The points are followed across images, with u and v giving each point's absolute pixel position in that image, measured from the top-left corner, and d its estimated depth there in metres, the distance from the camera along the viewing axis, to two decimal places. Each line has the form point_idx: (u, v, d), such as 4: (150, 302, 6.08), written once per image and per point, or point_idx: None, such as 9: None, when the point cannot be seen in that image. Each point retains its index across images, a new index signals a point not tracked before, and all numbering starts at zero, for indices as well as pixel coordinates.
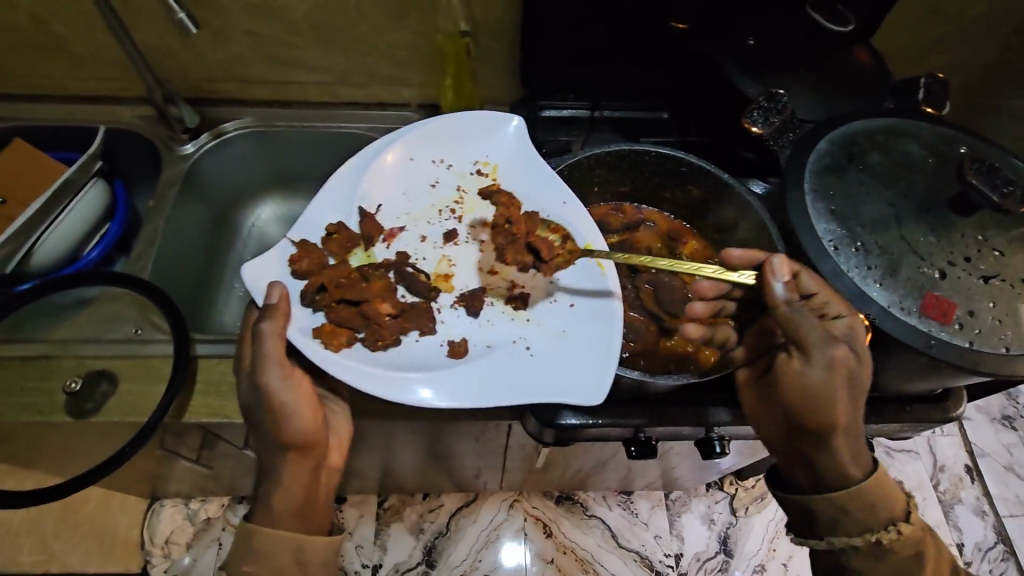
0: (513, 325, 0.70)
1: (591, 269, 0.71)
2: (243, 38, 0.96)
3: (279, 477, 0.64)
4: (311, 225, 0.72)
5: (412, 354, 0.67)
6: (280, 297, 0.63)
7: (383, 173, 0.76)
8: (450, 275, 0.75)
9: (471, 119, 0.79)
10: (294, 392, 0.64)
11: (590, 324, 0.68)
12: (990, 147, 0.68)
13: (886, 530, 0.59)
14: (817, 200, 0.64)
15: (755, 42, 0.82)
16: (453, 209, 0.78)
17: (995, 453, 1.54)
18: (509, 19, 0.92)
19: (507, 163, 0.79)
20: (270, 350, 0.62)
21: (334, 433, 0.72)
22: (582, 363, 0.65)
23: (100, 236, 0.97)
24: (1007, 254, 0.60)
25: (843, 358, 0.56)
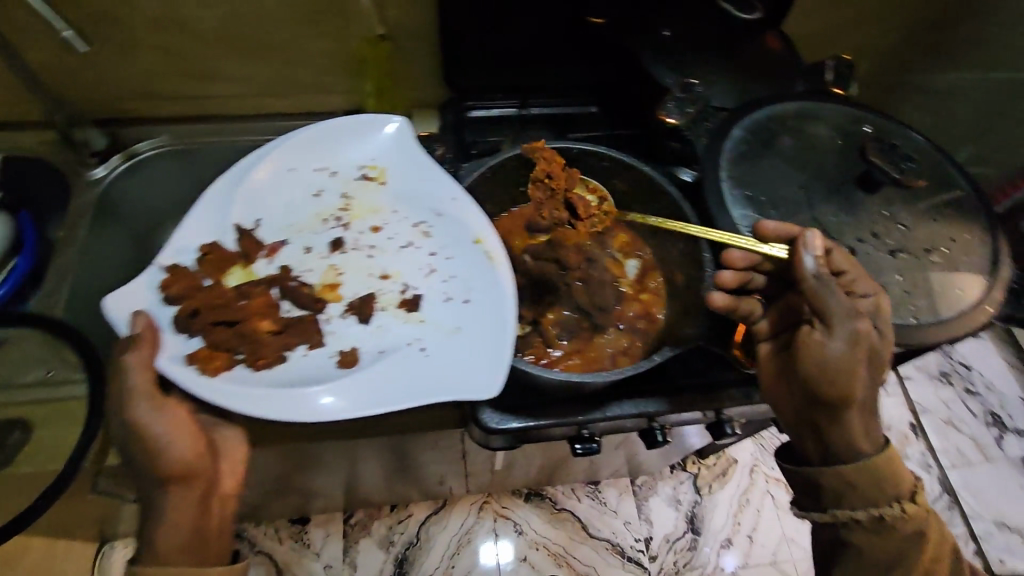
0: (407, 328, 0.68)
1: (482, 264, 0.70)
2: (148, 52, 0.90)
3: (164, 510, 0.63)
4: (183, 248, 0.69)
5: (298, 370, 0.65)
6: (144, 326, 0.61)
7: (262, 187, 0.74)
8: (337, 284, 0.72)
9: (350, 123, 0.78)
10: (168, 423, 0.62)
11: (485, 319, 0.66)
12: (894, 123, 0.70)
13: (889, 506, 0.58)
14: (734, 187, 0.65)
15: (670, 33, 0.83)
16: (339, 216, 0.76)
17: (934, 410, 1.63)
18: (427, 21, 0.90)
19: (395, 165, 0.78)
20: (138, 383, 0.60)
21: (227, 458, 0.69)
22: (475, 361, 0.64)
23: (5, 271, 0.86)
24: (912, 227, 0.63)
25: (866, 333, 0.55)
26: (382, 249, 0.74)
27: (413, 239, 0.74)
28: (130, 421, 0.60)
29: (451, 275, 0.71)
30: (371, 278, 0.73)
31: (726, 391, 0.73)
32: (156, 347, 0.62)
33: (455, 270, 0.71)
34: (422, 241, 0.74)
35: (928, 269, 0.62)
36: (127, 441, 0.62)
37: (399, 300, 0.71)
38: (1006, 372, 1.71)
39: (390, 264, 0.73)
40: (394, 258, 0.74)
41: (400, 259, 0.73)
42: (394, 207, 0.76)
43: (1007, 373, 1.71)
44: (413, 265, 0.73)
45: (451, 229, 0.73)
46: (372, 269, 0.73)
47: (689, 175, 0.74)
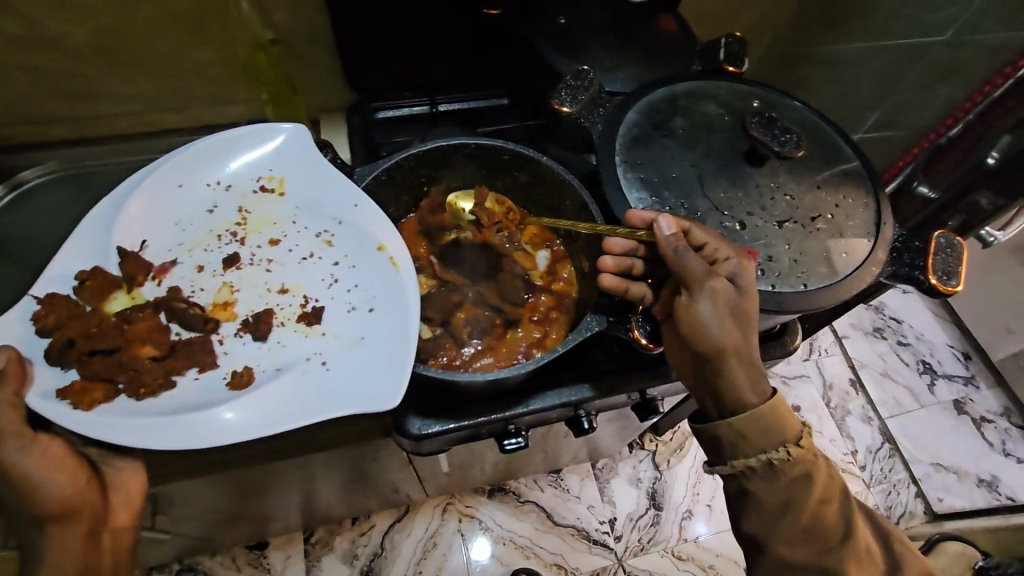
0: (308, 342, 0.66)
1: (386, 268, 0.69)
2: (19, 74, 0.83)
3: (42, 552, 0.60)
4: (58, 276, 0.66)
5: (187, 396, 0.62)
6: (7, 362, 0.58)
7: (148, 206, 0.70)
8: (231, 303, 0.70)
9: (247, 134, 0.75)
10: (40, 460, 0.59)
11: (388, 327, 0.65)
12: (777, 94, 0.73)
13: (776, 451, 0.60)
14: (628, 170, 0.66)
15: (565, 20, 0.83)
16: (234, 231, 0.73)
17: (871, 363, 1.70)
18: (320, 22, 0.87)
19: (294, 174, 0.75)
20: (4, 421, 0.57)
21: (121, 492, 0.65)
22: (374, 371, 0.63)
23: None
24: (798, 197, 0.65)
25: (724, 291, 0.58)
26: (279, 262, 0.72)
27: (315, 250, 0.72)
28: None
29: (355, 284, 0.69)
30: (267, 293, 0.70)
31: (645, 372, 0.75)
32: (25, 383, 0.59)
33: (359, 279, 0.70)
34: (324, 251, 0.72)
35: (814, 236, 0.64)
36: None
37: (299, 315, 0.69)
38: (933, 321, 1.81)
39: (289, 278, 0.71)
40: (294, 271, 0.71)
41: (301, 271, 0.71)
42: (294, 218, 0.74)
43: (934, 323, 1.80)
44: (314, 276, 0.71)
45: (353, 236, 0.71)
46: (270, 284, 0.71)
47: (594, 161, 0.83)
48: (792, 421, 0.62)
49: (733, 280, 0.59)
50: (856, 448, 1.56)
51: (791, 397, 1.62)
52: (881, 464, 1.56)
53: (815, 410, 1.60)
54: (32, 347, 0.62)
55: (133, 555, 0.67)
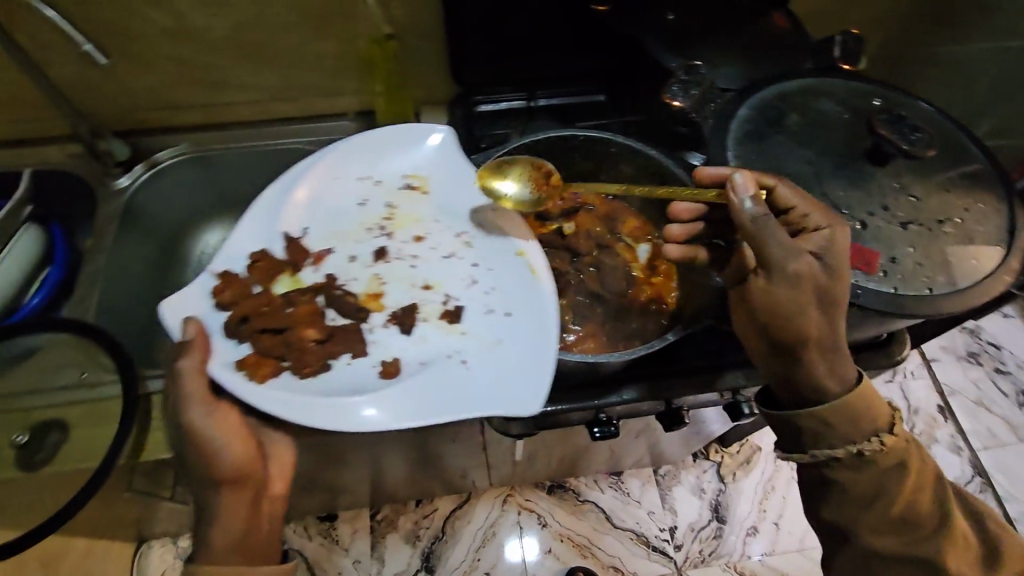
0: (449, 339, 0.70)
1: (525, 274, 0.72)
2: (166, 63, 0.93)
3: (216, 511, 0.64)
4: (234, 256, 0.73)
5: (344, 378, 0.67)
6: (195, 332, 0.64)
7: (309, 198, 0.77)
8: (380, 294, 0.75)
9: (400, 132, 0.81)
10: (221, 424, 0.64)
11: (526, 333, 0.68)
12: (901, 94, 0.70)
13: (867, 441, 0.60)
14: (740, 166, 0.66)
15: (674, 17, 0.83)
16: (385, 225, 0.78)
17: (964, 390, 1.59)
18: (432, 18, 0.91)
19: (438, 175, 0.80)
20: (191, 388, 0.63)
21: (275, 463, 0.71)
22: (517, 370, 0.66)
23: (39, 282, 0.94)
24: (923, 199, 0.63)
25: (809, 271, 0.56)
26: (424, 259, 0.76)
27: (456, 250, 0.76)
28: (184, 423, 0.62)
29: (492, 287, 0.73)
30: (413, 288, 0.75)
31: (741, 371, 0.74)
32: (207, 353, 0.65)
33: (496, 281, 0.73)
34: (464, 251, 0.76)
35: (941, 240, 0.62)
36: (181, 440, 0.64)
37: (441, 311, 0.73)
38: None
39: (432, 275, 0.75)
40: (437, 267, 0.76)
41: (443, 269, 0.75)
42: (437, 217, 0.79)
43: None
44: (455, 275, 0.75)
45: (493, 240, 0.75)
46: (415, 278, 0.75)
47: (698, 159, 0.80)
48: (882, 408, 0.61)
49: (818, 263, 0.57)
50: None
51: None
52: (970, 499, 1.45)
53: None
54: (210, 319, 0.68)
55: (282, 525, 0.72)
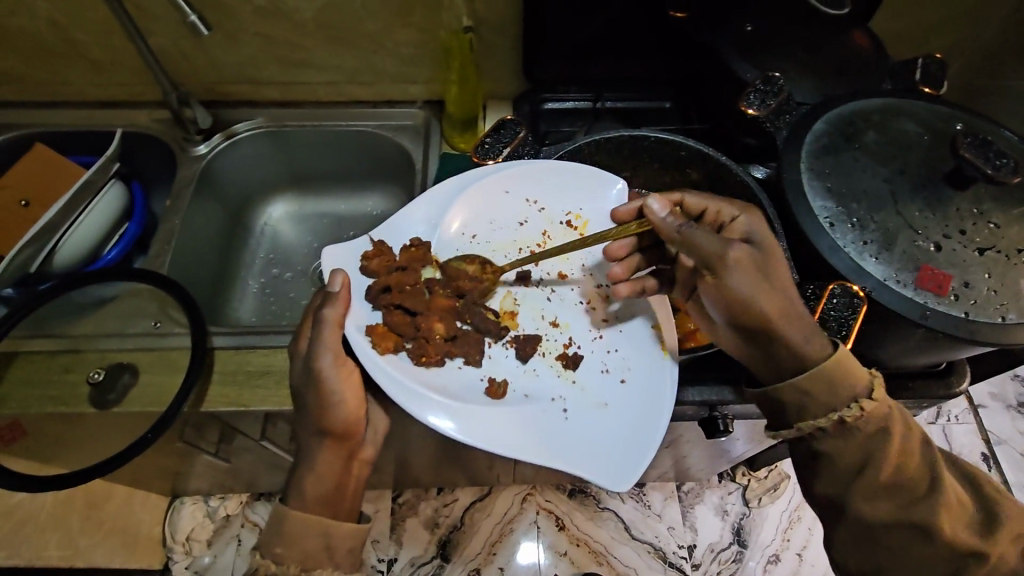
0: (558, 382, 0.72)
1: (654, 349, 0.72)
2: (255, 40, 0.98)
3: (317, 461, 0.68)
4: (396, 232, 0.76)
5: (454, 380, 0.69)
6: (341, 285, 0.68)
7: (475, 203, 0.79)
8: (514, 313, 0.77)
9: (581, 172, 0.80)
10: (344, 382, 0.68)
11: (637, 404, 0.69)
12: (984, 121, 0.71)
13: (848, 407, 0.60)
14: (814, 179, 0.68)
15: (752, 28, 0.83)
16: (534, 249, 0.80)
17: (1011, 440, 1.47)
18: (510, 14, 0.94)
19: (601, 220, 0.80)
20: (327, 337, 0.67)
21: (371, 429, 0.75)
22: (617, 441, 0.66)
23: (118, 235, 1.00)
24: (1003, 226, 0.64)
25: (745, 255, 0.61)
26: (559, 295, 0.78)
27: (592, 298, 0.78)
28: (315, 368, 0.67)
29: (614, 348, 0.74)
30: (541, 320, 0.77)
31: None
32: (348, 308, 0.68)
33: (620, 344, 0.74)
34: (600, 303, 0.78)
35: (1018, 270, 0.62)
36: (305, 385, 0.68)
37: (560, 352, 0.75)
38: None
39: (562, 314, 0.77)
40: (568, 310, 0.78)
41: (575, 314, 0.77)
42: (585, 262, 0.81)
43: None
44: (583, 324, 0.77)
45: (631, 300, 0.77)
46: (542, 310, 0.78)
47: (762, 171, 0.81)
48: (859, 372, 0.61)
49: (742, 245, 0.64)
50: None
51: None
52: None
53: None
54: (356, 280, 0.72)
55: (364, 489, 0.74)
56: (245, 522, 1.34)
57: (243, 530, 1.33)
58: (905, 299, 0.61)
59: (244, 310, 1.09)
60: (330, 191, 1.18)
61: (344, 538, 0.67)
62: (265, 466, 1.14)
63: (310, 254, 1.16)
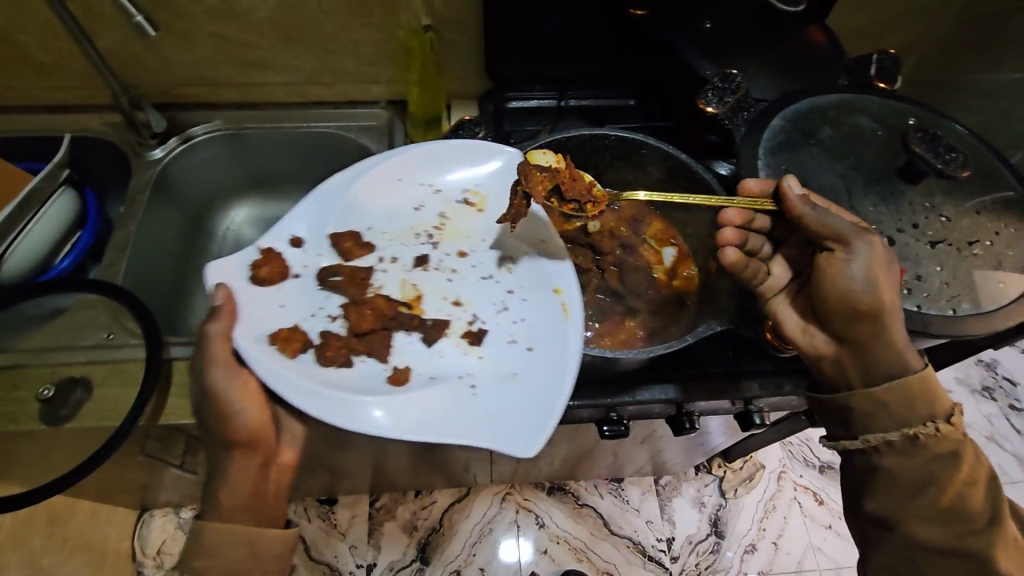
0: (465, 360, 0.70)
1: (556, 314, 0.71)
2: (209, 40, 0.95)
3: (227, 471, 0.67)
4: (282, 235, 0.74)
5: (359, 377, 0.67)
6: (224, 299, 0.66)
7: (366, 195, 0.77)
8: (419, 298, 0.75)
9: (466, 146, 0.80)
10: (240, 390, 0.66)
11: (542, 371, 0.67)
12: (935, 116, 0.73)
13: (923, 426, 0.61)
14: (771, 176, 0.69)
15: (710, 27, 0.84)
16: (431, 233, 0.78)
17: (975, 424, 1.51)
18: (470, 12, 0.93)
19: (496, 194, 0.79)
20: (216, 352, 0.65)
21: (287, 433, 0.72)
22: (525, 411, 0.65)
23: (71, 244, 0.96)
24: (953, 219, 0.65)
25: (878, 244, 0.60)
26: (461, 275, 0.76)
27: (495, 273, 0.76)
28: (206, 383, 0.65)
29: (520, 319, 0.72)
30: (444, 302, 0.75)
31: (753, 381, 0.75)
32: (235, 317, 0.66)
33: (526, 313, 0.73)
34: (501, 275, 0.76)
35: (968, 261, 0.64)
36: (204, 404, 0.66)
37: (465, 330, 0.73)
38: None
39: (464, 292, 0.75)
40: (471, 287, 0.75)
41: (476, 289, 0.75)
42: (485, 236, 0.78)
43: None
44: (486, 298, 0.74)
45: (534, 272, 0.75)
46: (445, 292, 0.75)
47: (726, 167, 0.82)
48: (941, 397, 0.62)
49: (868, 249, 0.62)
50: None
51: None
52: None
53: None
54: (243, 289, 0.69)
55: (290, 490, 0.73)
56: None
57: None
58: None
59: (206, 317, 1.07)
60: (289, 192, 1.16)
61: (268, 544, 0.67)
62: None
63: None
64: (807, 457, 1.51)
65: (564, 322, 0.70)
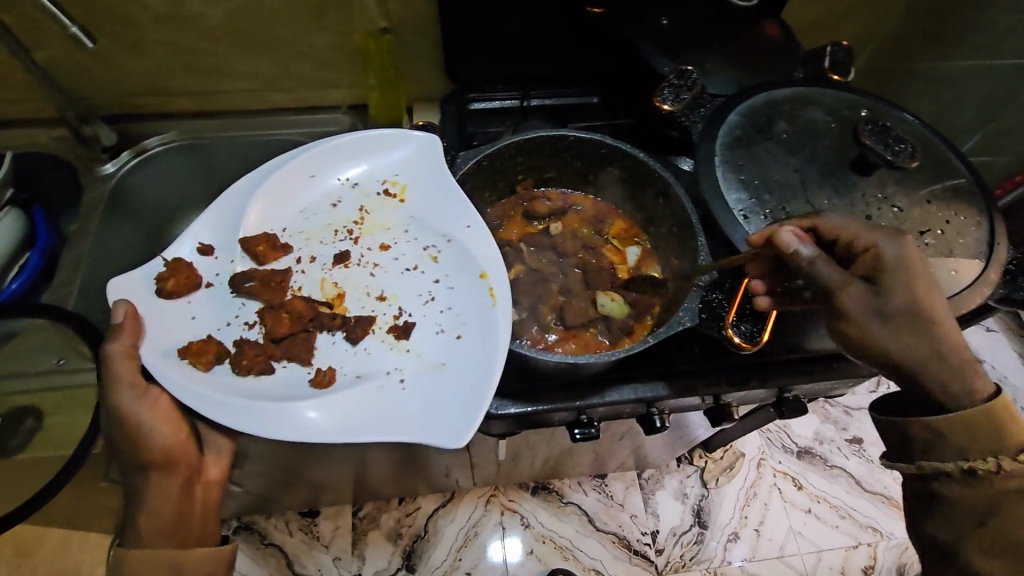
0: (391, 356, 0.69)
1: (484, 297, 0.71)
2: (157, 49, 0.92)
3: (145, 495, 0.67)
4: (189, 244, 0.72)
5: (280, 383, 0.66)
6: (124, 316, 0.64)
7: (277, 196, 0.76)
8: (341, 297, 0.74)
9: (379, 137, 0.79)
10: (150, 411, 0.65)
11: (471, 360, 0.67)
12: (886, 107, 0.74)
13: (982, 461, 0.58)
14: (728, 171, 0.69)
15: (667, 22, 0.84)
16: (349, 229, 0.77)
17: None
18: (427, 13, 0.91)
19: (415, 183, 0.79)
20: (120, 371, 0.63)
21: (212, 449, 0.72)
22: (454, 399, 0.64)
23: (19, 266, 0.92)
24: (906, 209, 0.67)
25: (868, 297, 0.56)
26: (384, 269, 0.76)
27: (418, 264, 0.75)
28: (113, 406, 0.63)
29: (447, 308, 0.72)
30: (367, 297, 0.74)
31: (722, 376, 0.75)
32: (138, 337, 0.64)
33: (453, 301, 0.72)
34: (427, 266, 0.75)
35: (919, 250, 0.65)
36: (114, 428, 0.65)
37: (391, 324, 0.72)
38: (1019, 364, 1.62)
39: (388, 286, 0.75)
40: (395, 281, 0.75)
41: (401, 282, 0.75)
42: (406, 227, 0.77)
43: (1021, 366, 1.61)
44: (412, 290, 0.74)
45: (459, 258, 0.74)
46: (368, 288, 0.75)
47: (688, 163, 0.84)
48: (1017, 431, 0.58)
49: (874, 277, 0.58)
50: None
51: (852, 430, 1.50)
52: None
53: None
54: (150, 305, 0.68)
55: (219, 506, 0.74)
56: None
57: None
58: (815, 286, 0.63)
59: None
60: None
61: (196, 567, 0.67)
62: None
63: None
64: (786, 443, 1.52)
65: (491, 306, 0.69)
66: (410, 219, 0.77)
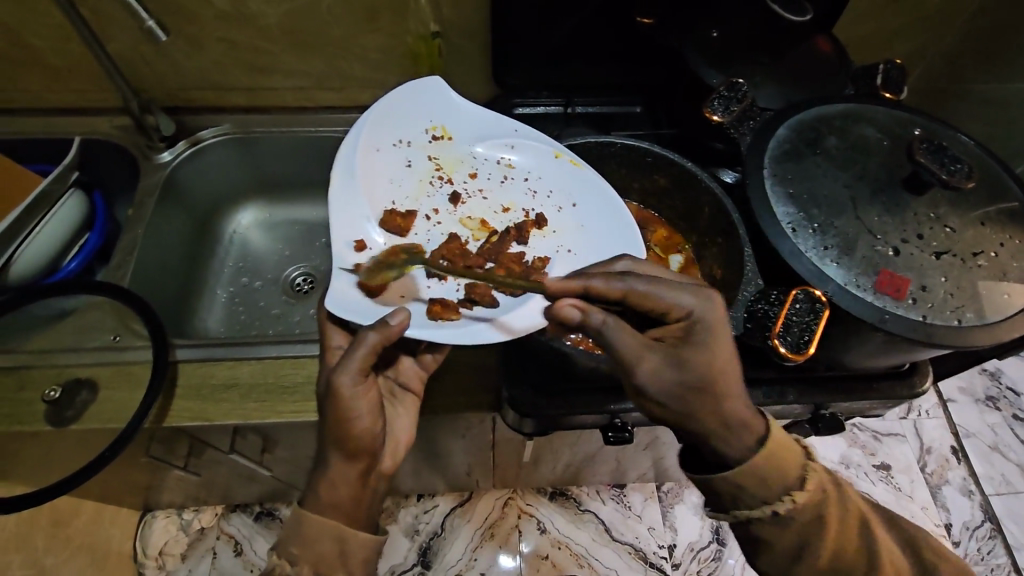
0: (548, 240, 0.81)
1: (572, 171, 0.82)
2: (218, 45, 0.96)
3: (329, 473, 0.64)
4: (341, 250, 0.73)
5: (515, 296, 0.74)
6: (400, 318, 0.65)
7: (366, 177, 0.78)
8: (484, 221, 0.83)
9: (400, 92, 0.82)
10: (366, 399, 0.65)
11: (599, 211, 0.80)
12: (940, 126, 0.73)
13: (779, 501, 0.58)
14: (776, 184, 0.69)
15: (718, 34, 0.82)
16: (438, 176, 0.83)
17: (979, 433, 1.49)
18: (479, 18, 0.93)
19: (451, 116, 0.84)
20: (356, 357, 0.64)
21: (391, 438, 0.71)
22: (617, 236, 0.78)
23: (78, 247, 0.97)
24: (959, 230, 0.66)
25: (661, 366, 0.57)
26: (490, 189, 0.84)
27: (508, 173, 0.84)
28: (334, 385, 0.63)
29: (550, 190, 0.82)
30: (496, 215, 0.83)
31: (759, 388, 0.75)
32: (391, 335, 0.65)
33: (552, 183, 0.83)
34: (513, 172, 0.84)
35: (973, 272, 0.64)
36: (323, 407, 0.64)
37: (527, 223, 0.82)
38: None
39: (503, 198, 0.83)
40: (502, 191, 0.84)
41: (507, 191, 0.84)
42: (473, 152, 0.84)
43: None
44: (519, 193, 0.83)
45: (530, 151, 0.83)
46: (492, 209, 0.83)
47: (731, 175, 0.85)
48: (790, 466, 0.59)
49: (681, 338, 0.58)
50: (951, 521, 1.37)
51: (881, 453, 1.46)
52: (979, 544, 1.35)
53: (907, 472, 1.43)
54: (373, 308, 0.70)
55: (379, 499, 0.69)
56: (221, 535, 1.33)
57: (219, 542, 1.32)
58: (865, 302, 0.62)
59: (212, 320, 1.08)
60: (299, 196, 1.18)
61: (360, 546, 0.64)
62: (239, 478, 1.12)
63: (280, 261, 1.16)
64: None
65: (582, 173, 0.81)
66: (472, 148, 0.84)
